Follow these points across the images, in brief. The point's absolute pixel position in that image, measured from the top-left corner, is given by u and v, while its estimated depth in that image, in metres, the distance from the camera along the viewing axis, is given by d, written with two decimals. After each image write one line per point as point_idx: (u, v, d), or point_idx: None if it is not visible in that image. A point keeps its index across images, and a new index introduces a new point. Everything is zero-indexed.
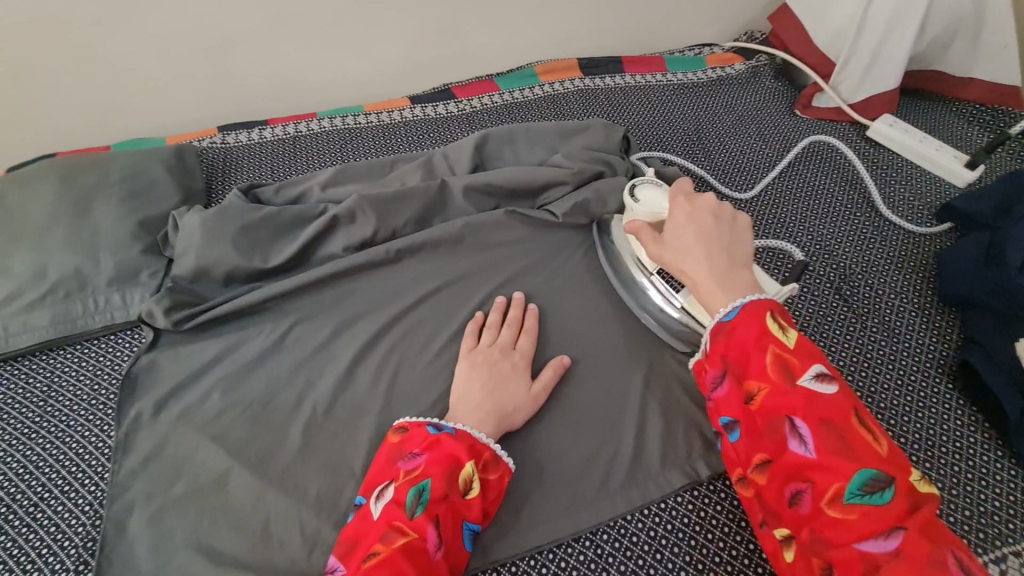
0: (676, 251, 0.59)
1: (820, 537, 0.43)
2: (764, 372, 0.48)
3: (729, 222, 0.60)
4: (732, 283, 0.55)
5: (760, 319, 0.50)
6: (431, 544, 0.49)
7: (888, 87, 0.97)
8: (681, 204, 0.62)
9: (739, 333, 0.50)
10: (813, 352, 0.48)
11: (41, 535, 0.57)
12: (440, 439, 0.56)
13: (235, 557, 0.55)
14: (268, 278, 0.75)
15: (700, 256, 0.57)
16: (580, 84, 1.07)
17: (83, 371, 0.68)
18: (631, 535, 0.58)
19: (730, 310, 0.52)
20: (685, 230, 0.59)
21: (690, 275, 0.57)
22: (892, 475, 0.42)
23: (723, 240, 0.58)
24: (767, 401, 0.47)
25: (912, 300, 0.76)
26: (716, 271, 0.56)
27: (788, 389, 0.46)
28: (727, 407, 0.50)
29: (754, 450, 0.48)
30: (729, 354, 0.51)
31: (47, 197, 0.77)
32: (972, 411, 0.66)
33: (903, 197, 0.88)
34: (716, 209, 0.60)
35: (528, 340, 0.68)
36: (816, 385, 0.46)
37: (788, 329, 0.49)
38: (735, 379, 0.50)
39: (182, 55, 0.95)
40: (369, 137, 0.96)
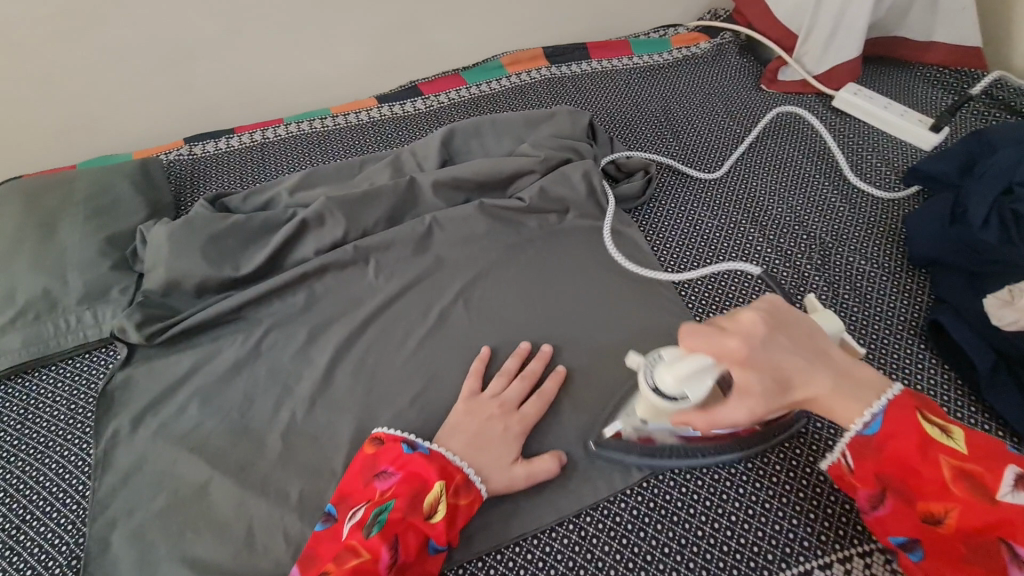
0: (786, 391, 0.49)
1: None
2: (947, 489, 0.46)
3: (784, 321, 0.50)
4: (858, 384, 0.50)
5: (918, 424, 0.48)
6: (383, 566, 0.50)
7: (852, 56, 0.96)
8: (738, 348, 0.46)
9: (895, 444, 0.48)
10: (994, 452, 0.47)
11: (24, 557, 0.57)
12: (412, 459, 0.57)
13: (219, 565, 0.55)
14: (240, 286, 0.74)
15: (814, 378, 0.49)
16: (547, 74, 1.07)
17: (59, 391, 0.68)
18: (614, 515, 0.58)
19: (872, 420, 0.49)
20: (776, 363, 0.47)
21: (818, 399, 0.49)
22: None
23: (807, 344, 0.50)
24: (961, 522, 0.45)
25: (883, 265, 0.76)
26: (839, 380, 0.50)
27: (985, 506, 0.44)
28: (902, 522, 0.49)
29: (956, 574, 0.46)
30: (890, 471, 0.49)
31: (11, 220, 0.76)
32: (945, 369, 0.67)
33: (870, 163, 0.88)
34: (768, 322, 0.49)
35: (534, 404, 0.63)
36: (1019, 497, 0.44)
37: (950, 432, 0.48)
38: (907, 496, 0.48)
39: (142, 68, 0.94)
40: (337, 140, 0.96)
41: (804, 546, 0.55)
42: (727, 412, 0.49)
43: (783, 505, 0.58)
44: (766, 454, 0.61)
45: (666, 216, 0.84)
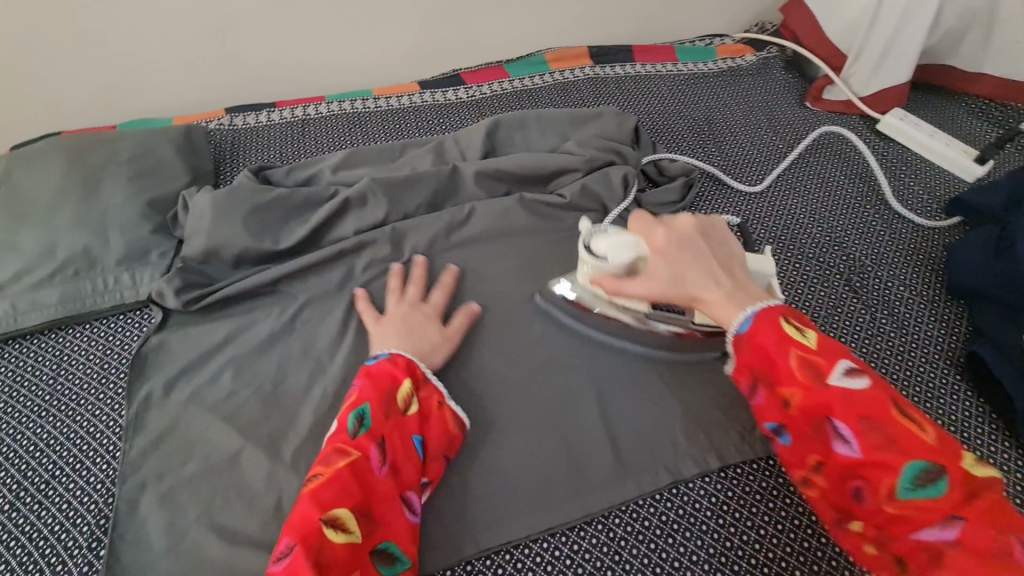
0: (681, 283, 0.56)
1: (887, 529, 0.45)
2: (793, 377, 0.49)
3: (713, 235, 0.60)
4: (747, 297, 0.54)
5: (776, 323, 0.51)
6: (375, 461, 0.52)
7: (899, 82, 0.97)
8: (661, 235, 0.58)
9: (760, 339, 0.51)
10: (834, 348, 0.50)
11: (53, 512, 0.57)
12: (372, 369, 0.58)
13: (248, 535, 0.55)
14: (278, 260, 0.74)
15: (706, 280, 0.55)
16: (591, 73, 1.06)
17: (93, 349, 0.68)
18: (643, 519, 0.58)
19: (743, 319, 0.52)
20: (689, 261, 0.56)
21: (705, 299, 0.55)
22: (940, 463, 0.43)
23: (720, 258, 0.57)
24: (804, 405, 0.48)
25: (920, 292, 0.76)
26: (728, 290, 0.55)
27: (820, 390, 0.47)
28: (767, 413, 0.51)
29: (803, 455, 0.50)
30: (755, 365, 0.51)
31: (55, 175, 0.76)
32: (979, 401, 0.67)
33: (912, 189, 0.88)
34: (698, 229, 0.59)
35: (440, 294, 0.69)
36: (845, 382, 0.47)
37: (805, 330, 0.51)
38: (766, 386, 0.51)
39: (192, 34, 0.94)
40: (378, 121, 0.96)
41: (835, 564, 0.55)
42: (635, 285, 0.57)
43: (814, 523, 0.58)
44: None
45: None
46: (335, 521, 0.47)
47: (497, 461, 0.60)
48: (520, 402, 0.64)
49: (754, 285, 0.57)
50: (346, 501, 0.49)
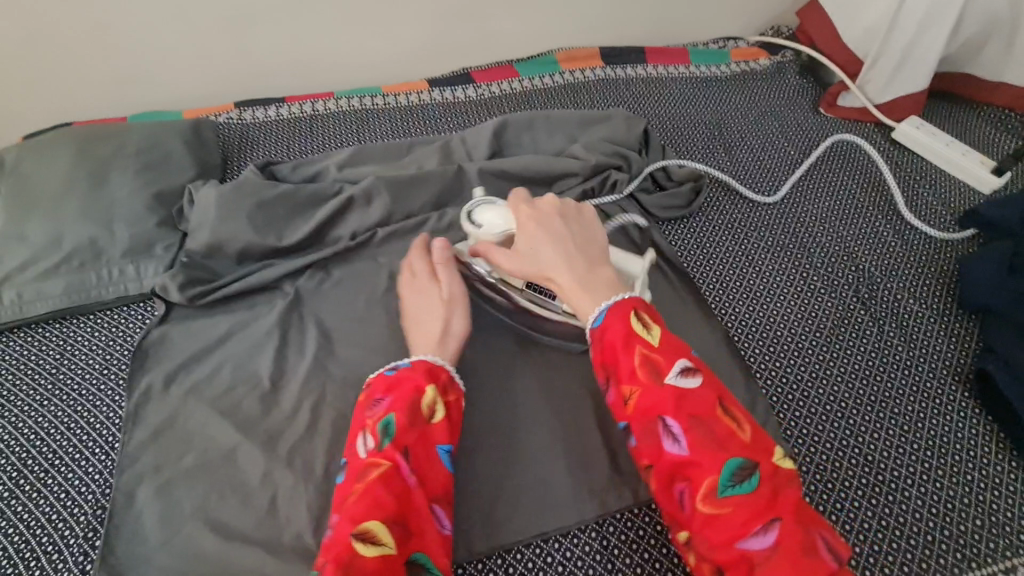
0: (535, 261, 0.57)
1: (702, 535, 0.43)
2: (634, 374, 0.48)
3: (576, 220, 0.60)
4: (596, 283, 0.54)
5: (625, 318, 0.50)
6: (405, 471, 0.50)
7: (917, 89, 0.95)
8: (523, 212, 0.60)
9: (608, 335, 0.50)
10: (678, 347, 0.49)
11: (51, 501, 0.57)
12: (397, 378, 0.56)
13: (241, 531, 0.55)
14: (281, 256, 0.74)
15: (559, 262, 0.56)
16: (602, 73, 1.05)
17: (95, 340, 0.68)
18: (638, 528, 0.57)
19: (598, 314, 0.52)
20: (541, 239, 0.57)
21: (558, 282, 0.55)
22: (754, 461, 0.43)
23: (575, 240, 0.58)
24: (640, 404, 0.47)
25: (930, 306, 0.75)
26: (579, 274, 0.55)
27: (655, 389, 0.46)
28: (609, 417, 0.50)
29: (634, 458, 0.48)
30: (606, 360, 0.50)
31: (64, 166, 0.76)
32: (987, 420, 0.65)
33: (926, 200, 0.86)
34: (559, 211, 0.60)
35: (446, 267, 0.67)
36: (681, 381, 0.46)
37: (652, 328, 0.50)
38: (611, 387, 0.50)
39: (203, 27, 0.94)
40: (386, 119, 0.96)
41: None
42: (500, 255, 0.60)
43: None
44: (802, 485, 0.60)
45: (714, 232, 0.82)
46: (367, 534, 0.46)
47: (492, 465, 0.60)
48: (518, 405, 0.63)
49: (608, 269, 0.56)
50: (378, 514, 0.47)
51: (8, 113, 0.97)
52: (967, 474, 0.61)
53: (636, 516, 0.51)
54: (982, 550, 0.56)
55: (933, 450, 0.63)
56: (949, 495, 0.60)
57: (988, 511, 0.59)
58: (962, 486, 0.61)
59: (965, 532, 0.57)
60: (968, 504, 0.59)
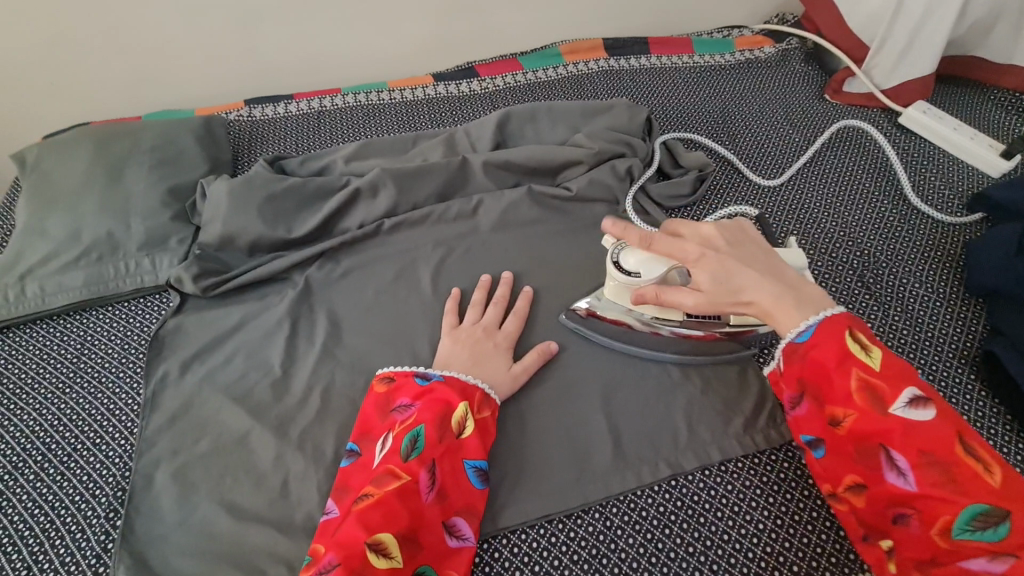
0: (731, 289, 0.54)
1: (927, 561, 0.44)
2: (849, 398, 0.48)
3: (745, 240, 0.58)
4: (804, 297, 0.53)
5: (840, 338, 0.49)
6: (424, 486, 0.52)
7: (924, 74, 0.94)
8: (693, 246, 0.57)
9: (818, 353, 0.50)
10: (905, 374, 0.48)
11: (74, 483, 0.60)
12: (431, 388, 0.59)
13: (254, 512, 0.57)
14: (291, 248, 0.76)
15: (759, 283, 0.54)
16: (606, 65, 1.05)
17: (114, 330, 0.71)
18: (641, 509, 0.58)
19: (804, 331, 0.51)
20: (726, 269, 0.55)
21: (761, 303, 0.53)
22: (1004, 509, 0.41)
23: (761, 260, 0.56)
24: (856, 427, 0.48)
25: (937, 289, 0.75)
26: (784, 292, 0.53)
27: (878, 416, 0.46)
28: (814, 425, 0.52)
29: (846, 473, 0.49)
30: (807, 376, 0.51)
31: (81, 164, 0.79)
32: (994, 402, 0.65)
33: (933, 184, 0.86)
34: (727, 236, 0.58)
35: (512, 320, 0.69)
36: (910, 412, 0.46)
37: (871, 349, 0.49)
38: (816, 401, 0.51)
39: (211, 27, 0.96)
40: (391, 113, 0.97)
41: (829, 561, 0.54)
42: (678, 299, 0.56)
43: (814, 519, 0.56)
44: (801, 467, 0.60)
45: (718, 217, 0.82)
46: (379, 546, 0.48)
47: (499, 448, 0.61)
48: (521, 391, 0.65)
49: (808, 284, 0.55)
50: (393, 527, 0.49)
51: (27, 115, 1.00)
52: None
53: (846, 522, 0.52)
54: None
55: None
56: None
57: None
58: None
59: None
60: None
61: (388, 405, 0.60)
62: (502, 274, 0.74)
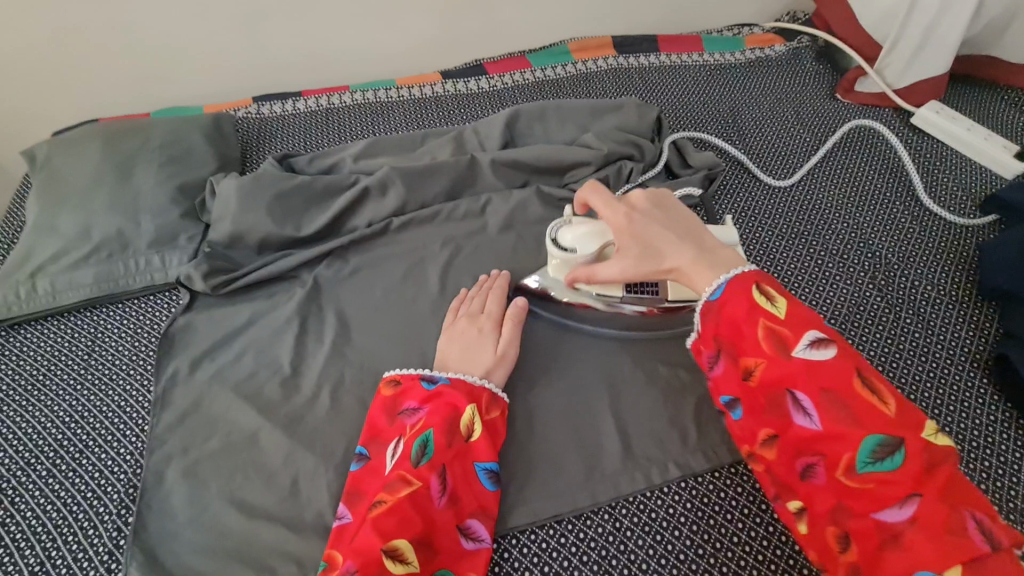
0: (653, 255, 0.57)
1: (839, 504, 0.46)
2: (758, 347, 0.49)
3: (670, 207, 0.60)
4: (718, 258, 0.55)
5: (747, 292, 0.51)
6: (436, 491, 0.52)
7: (936, 74, 0.93)
8: (621, 213, 0.59)
9: (729, 309, 0.51)
10: (806, 318, 0.49)
11: (86, 479, 0.60)
12: (439, 391, 0.59)
13: (265, 510, 0.57)
14: (299, 246, 0.76)
15: (678, 248, 0.56)
16: (615, 63, 1.05)
17: (124, 328, 0.71)
18: (650, 511, 0.58)
19: (716, 289, 0.53)
20: (649, 234, 0.58)
21: (680, 269, 0.56)
22: (898, 438, 0.44)
23: (683, 226, 0.58)
24: (767, 377, 0.49)
25: (948, 291, 0.74)
26: (701, 256, 0.56)
27: (785, 363, 0.48)
28: (730, 382, 0.52)
29: (760, 426, 0.51)
30: (722, 333, 0.52)
31: (92, 161, 0.79)
32: (1006, 406, 0.64)
33: (946, 186, 0.85)
34: (653, 202, 0.60)
35: (494, 303, 0.68)
36: (812, 355, 0.47)
37: (776, 299, 0.50)
38: (731, 357, 0.52)
39: (220, 23, 0.95)
40: (399, 111, 0.97)
41: None
42: (606, 270, 0.60)
43: None
44: None
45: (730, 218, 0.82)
46: (395, 552, 0.48)
47: (508, 448, 0.61)
48: (530, 392, 0.65)
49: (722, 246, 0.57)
50: (408, 532, 0.49)
51: (36, 112, 1.00)
52: (986, 461, 0.61)
53: (758, 478, 0.54)
54: None
55: (950, 436, 0.62)
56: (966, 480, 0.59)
57: (1005, 496, 0.58)
58: (980, 471, 0.60)
59: None
60: (985, 489, 0.59)
61: (396, 410, 0.60)
62: (491, 269, 0.74)
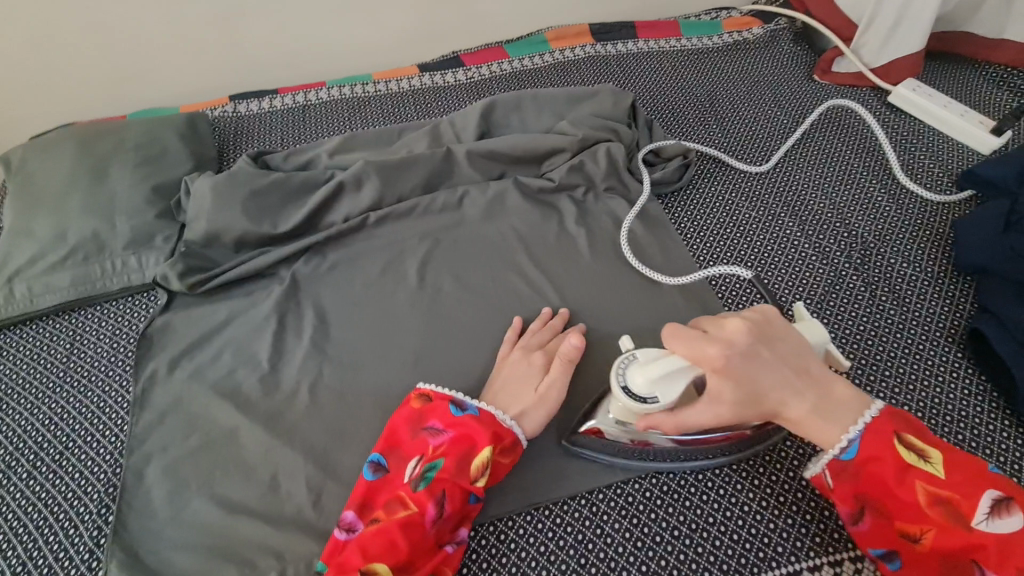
0: (757, 402, 0.50)
1: None
2: (923, 514, 0.46)
3: (772, 334, 0.51)
4: (835, 405, 0.50)
5: (894, 447, 0.48)
6: (428, 520, 0.52)
7: (913, 51, 0.92)
8: (716, 354, 0.48)
9: (875, 467, 0.48)
10: (972, 476, 0.46)
11: (67, 480, 0.61)
12: (464, 421, 0.57)
13: (245, 505, 0.58)
14: (277, 243, 0.77)
15: (789, 398, 0.50)
16: (592, 51, 1.04)
17: (103, 330, 0.71)
18: (628, 495, 0.58)
19: (851, 446, 0.49)
20: (753, 382, 0.49)
21: (790, 416, 0.51)
22: None
23: (791, 365, 0.50)
24: (937, 544, 0.46)
25: (924, 268, 0.74)
26: (817, 404, 0.50)
27: (958, 532, 0.45)
28: (880, 537, 0.49)
29: None
30: (869, 492, 0.49)
31: (66, 164, 0.79)
32: (980, 379, 0.65)
33: (922, 163, 0.85)
34: (753, 337, 0.50)
35: (558, 342, 0.65)
36: (992, 524, 0.44)
37: (928, 454, 0.48)
38: (883, 516, 0.49)
39: (193, 22, 0.95)
40: (377, 106, 0.96)
41: (815, 542, 0.54)
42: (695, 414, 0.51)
43: (799, 501, 0.57)
44: (786, 449, 0.60)
45: (706, 203, 0.82)
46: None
47: None
48: None
49: (839, 379, 0.52)
50: (391, 557, 0.50)
51: (11, 118, 1.00)
52: (959, 434, 0.61)
53: None
54: None
55: (924, 411, 0.63)
56: None
57: None
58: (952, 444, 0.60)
59: None
60: None
61: (419, 424, 0.58)
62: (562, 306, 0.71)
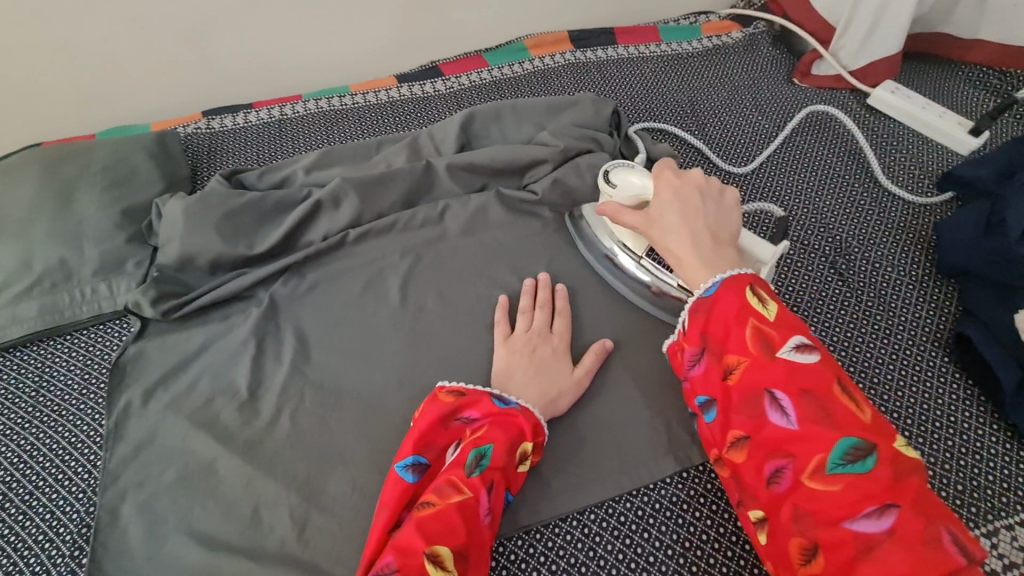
0: (660, 230, 0.58)
1: (802, 510, 0.43)
2: (743, 346, 0.48)
3: (716, 197, 0.59)
4: (716, 255, 0.54)
5: (740, 292, 0.50)
6: (483, 508, 0.50)
7: (891, 53, 0.93)
8: (668, 183, 0.60)
9: (721, 307, 0.51)
10: (792, 324, 0.49)
11: (37, 522, 0.58)
12: (506, 412, 0.56)
13: (226, 541, 0.56)
14: (253, 264, 0.75)
15: (681, 235, 0.56)
16: (571, 58, 1.04)
17: (74, 360, 0.69)
18: (620, 515, 0.57)
19: (711, 285, 0.52)
20: (670, 211, 0.58)
21: (675, 252, 0.56)
22: (871, 442, 0.42)
23: (705, 218, 0.57)
24: (746, 376, 0.47)
25: (908, 271, 0.74)
26: (701, 248, 0.55)
27: (768, 362, 0.46)
28: (710, 384, 0.51)
29: (730, 427, 0.48)
30: (712, 332, 0.51)
31: (30, 188, 0.76)
32: (967, 384, 0.65)
33: (903, 165, 0.85)
34: (702, 187, 0.59)
35: (561, 321, 0.67)
36: (794, 357, 0.46)
37: (768, 303, 0.50)
38: (716, 355, 0.50)
39: (161, 37, 0.92)
40: (355, 118, 0.95)
41: None
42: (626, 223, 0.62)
43: None
44: None
45: None
46: (436, 556, 0.45)
47: None
48: None
49: (731, 251, 0.55)
50: (452, 540, 0.47)
51: None
52: (949, 440, 0.61)
53: (726, 488, 0.51)
54: (963, 514, 0.56)
55: (913, 418, 0.62)
56: (930, 462, 0.59)
57: (969, 474, 0.59)
58: (942, 452, 0.60)
59: (942, 496, 0.57)
60: (950, 469, 0.59)
61: (455, 419, 0.56)
62: (540, 273, 0.72)
